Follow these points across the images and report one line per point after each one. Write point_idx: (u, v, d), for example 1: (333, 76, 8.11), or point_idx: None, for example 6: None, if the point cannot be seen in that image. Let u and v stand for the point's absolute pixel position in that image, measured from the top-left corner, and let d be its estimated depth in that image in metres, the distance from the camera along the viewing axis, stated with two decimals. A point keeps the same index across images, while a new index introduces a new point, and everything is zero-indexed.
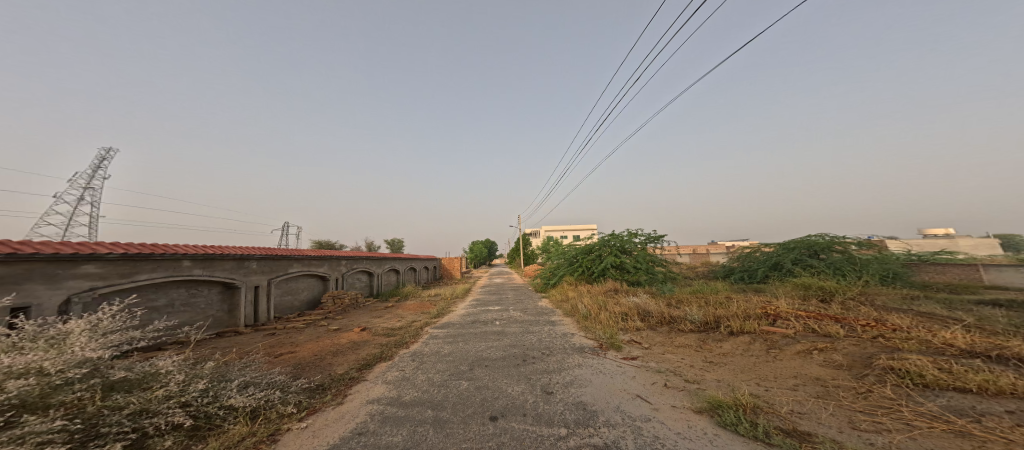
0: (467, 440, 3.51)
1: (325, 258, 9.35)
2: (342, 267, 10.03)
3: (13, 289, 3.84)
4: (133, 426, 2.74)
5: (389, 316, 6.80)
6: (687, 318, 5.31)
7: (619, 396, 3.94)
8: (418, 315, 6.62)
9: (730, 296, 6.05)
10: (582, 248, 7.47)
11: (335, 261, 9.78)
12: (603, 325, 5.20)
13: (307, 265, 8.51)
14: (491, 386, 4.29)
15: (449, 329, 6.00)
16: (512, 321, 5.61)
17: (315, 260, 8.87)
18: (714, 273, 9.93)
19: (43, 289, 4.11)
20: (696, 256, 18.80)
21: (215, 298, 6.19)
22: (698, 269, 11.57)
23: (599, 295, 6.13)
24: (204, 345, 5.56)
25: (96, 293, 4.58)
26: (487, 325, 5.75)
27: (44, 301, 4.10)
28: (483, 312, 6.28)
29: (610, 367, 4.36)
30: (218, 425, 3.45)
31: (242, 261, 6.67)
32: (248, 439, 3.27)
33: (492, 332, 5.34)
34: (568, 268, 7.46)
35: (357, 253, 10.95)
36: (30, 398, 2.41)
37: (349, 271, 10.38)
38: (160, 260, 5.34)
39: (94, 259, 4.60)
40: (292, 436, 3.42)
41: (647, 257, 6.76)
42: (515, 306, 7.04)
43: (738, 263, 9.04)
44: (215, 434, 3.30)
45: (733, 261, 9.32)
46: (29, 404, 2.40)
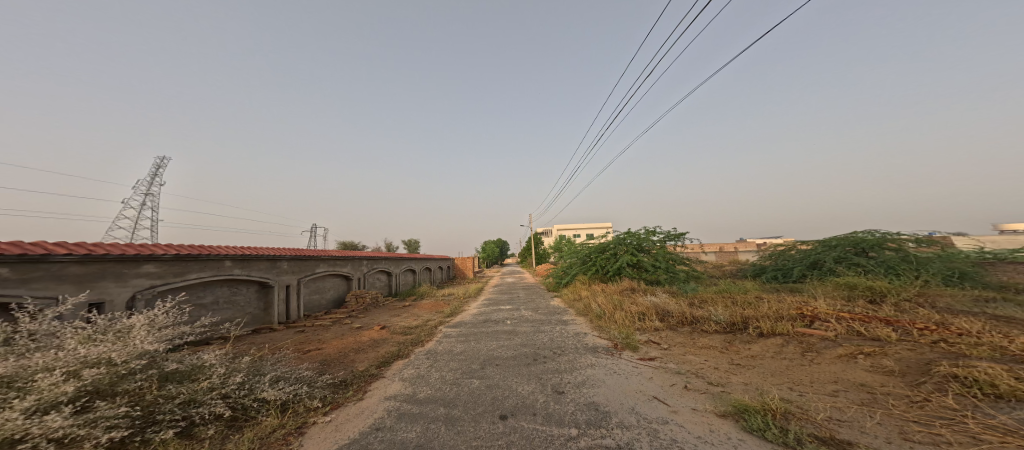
0: (477, 438, 3.50)
1: (348, 259, 9.84)
2: (363, 268, 10.52)
3: (89, 287, 4.43)
4: (183, 414, 3.03)
5: (406, 315, 6.98)
6: (711, 318, 4.96)
7: (633, 397, 3.76)
8: (433, 314, 6.72)
9: (761, 296, 5.59)
10: (597, 247, 7.26)
11: (357, 261, 10.26)
12: (618, 324, 4.99)
13: (332, 265, 9.00)
14: (501, 385, 4.26)
15: (461, 328, 6.00)
16: (523, 321, 5.49)
17: (339, 261, 9.37)
18: (743, 273, 9.28)
19: (113, 287, 4.70)
20: (725, 254, 17.61)
21: (253, 296, 6.73)
22: (726, 269, 10.85)
23: (615, 294, 5.89)
24: (243, 340, 6.04)
25: (154, 291, 5.15)
26: (498, 324, 5.66)
27: (115, 297, 4.69)
28: (494, 311, 6.25)
29: (624, 368, 4.18)
30: (253, 417, 3.69)
31: (275, 262, 7.19)
32: (278, 430, 3.47)
33: (504, 332, 5.27)
34: (582, 267, 7.27)
35: (378, 254, 11.43)
36: (102, 386, 2.75)
37: (370, 271, 10.85)
38: (206, 261, 5.91)
39: (153, 259, 5.19)
40: (317, 429, 3.59)
41: (667, 255, 6.42)
42: (527, 306, 6.95)
43: (772, 261, 8.37)
44: (250, 424, 3.54)
45: (766, 260, 8.65)
46: (101, 390, 2.74)
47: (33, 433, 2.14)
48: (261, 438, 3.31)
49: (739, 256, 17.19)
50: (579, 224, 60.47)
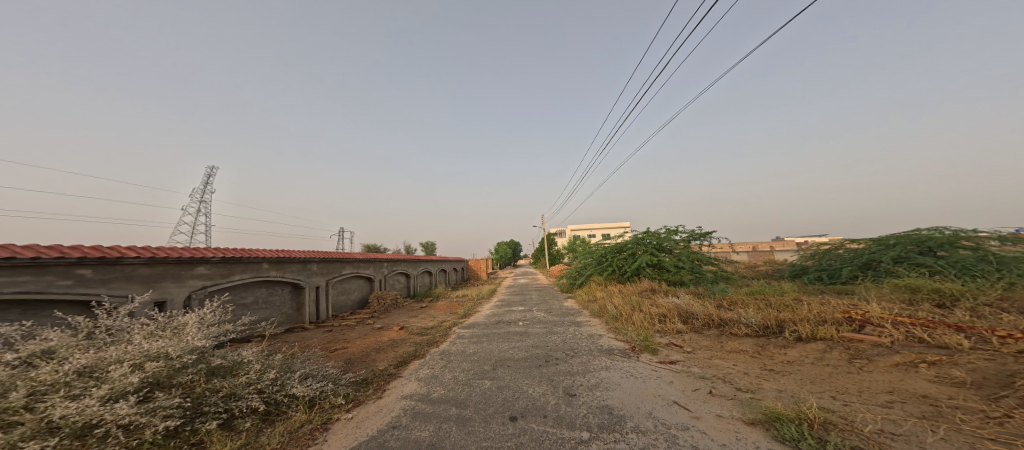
0: (487, 438, 3.46)
1: (371, 261, 10.29)
2: (385, 270, 10.96)
3: (154, 287, 5.02)
4: (225, 407, 3.29)
5: (423, 316, 7.13)
6: (739, 318, 4.54)
7: (650, 400, 3.51)
8: (447, 315, 6.83)
9: (799, 298, 5.05)
10: (614, 247, 6.99)
11: (380, 264, 10.71)
12: (636, 326, 4.72)
13: (357, 267, 9.46)
14: (512, 386, 4.18)
15: (475, 329, 6.01)
16: (536, 321, 5.39)
17: (363, 263, 9.83)
18: (781, 274, 8.51)
19: (173, 287, 5.28)
20: (761, 254, 16.10)
21: (287, 296, 7.24)
22: (761, 270, 10.02)
23: (633, 295, 5.61)
24: (278, 338, 6.48)
25: (204, 291, 5.71)
26: (511, 325, 5.61)
27: (174, 296, 5.27)
28: (508, 312, 6.19)
29: (640, 370, 3.93)
30: (284, 411, 3.78)
31: (306, 264, 7.69)
32: (305, 425, 3.58)
33: (516, 332, 5.18)
34: (597, 267, 7.04)
35: (397, 256, 11.87)
36: (160, 378, 3.08)
37: (391, 273, 11.27)
38: (248, 263, 6.47)
39: (204, 262, 5.77)
40: (340, 425, 3.72)
41: (691, 255, 6.01)
42: (539, 307, 6.83)
43: (815, 262, 7.59)
44: (281, 419, 3.65)
45: (808, 260, 7.87)
46: (160, 382, 3.07)
47: (103, 419, 2.41)
48: (290, 433, 3.41)
49: (776, 256, 15.72)
50: (600, 227, 58.49)
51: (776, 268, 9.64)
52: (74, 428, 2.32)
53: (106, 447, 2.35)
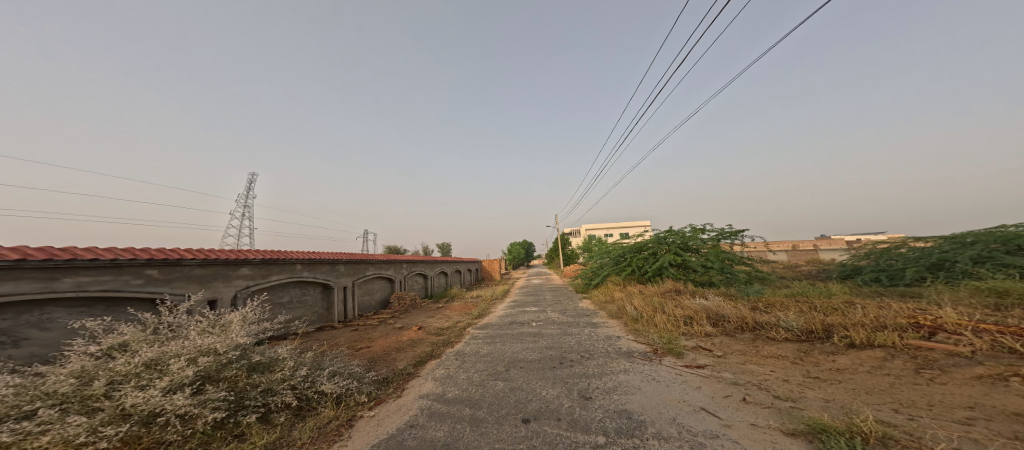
0: (499, 440, 3.35)
1: (392, 263, 10.67)
2: (404, 271, 11.31)
3: (207, 286, 5.47)
4: (263, 401, 3.45)
5: (439, 316, 7.23)
6: (777, 321, 4.09)
7: (673, 405, 3.11)
8: (462, 315, 6.87)
9: (852, 301, 4.46)
10: (633, 247, 6.67)
11: (400, 266, 11.07)
12: (658, 328, 4.41)
13: (379, 268, 9.85)
14: (525, 388, 4.02)
15: (489, 330, 5.95)
16: (550, 322, 5.25)
17: (384, 264, 10.21)
18: (827, 276, 7.65)
19: (222, 286, 5.73)
20: (803, 254, 14.55)
21: (318, 296, 7.67)
22: (803, 270, 9.09)
23: (655, 296, 5.27)
24: (310, 336, 6.86)
25: (247, 290, 6.15)
26: (525, 326, 5.50)
27: (223, 295, 5.71)
28: (521, 313, 6.06)
29: (662, 374, 3.58)
30: (314, 408, 3.77)
31: (334, 265, 8.12)
32: (333, 422, 3.57)
33: (529, 334, 5.05)
34: (615, 267, 6.75)
35: (416, 257, 12.23)
36: (210, 372, 3.30)
37: (410, 275, 11.60)
38: (284, 265, 6.91)
39: (247, 263, 6.23)
40: (364, 422, 3.78)
41: (720, 255, 5.57)
42: (553, 306, 6.66)
43: (870, 262, 6.73)
44: (311, 415, 3.64)
45: (862, 261, 6.99)
46: (210, 376, 3.30)
47: (164, 409, 2.62)
48: (318, 429, 3.40)
49: (822, 255, 14.12)
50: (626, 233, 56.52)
51: (821, 268, 8.66)
52: (141, 416, 2.55)
53: (166, 434, 2.56)
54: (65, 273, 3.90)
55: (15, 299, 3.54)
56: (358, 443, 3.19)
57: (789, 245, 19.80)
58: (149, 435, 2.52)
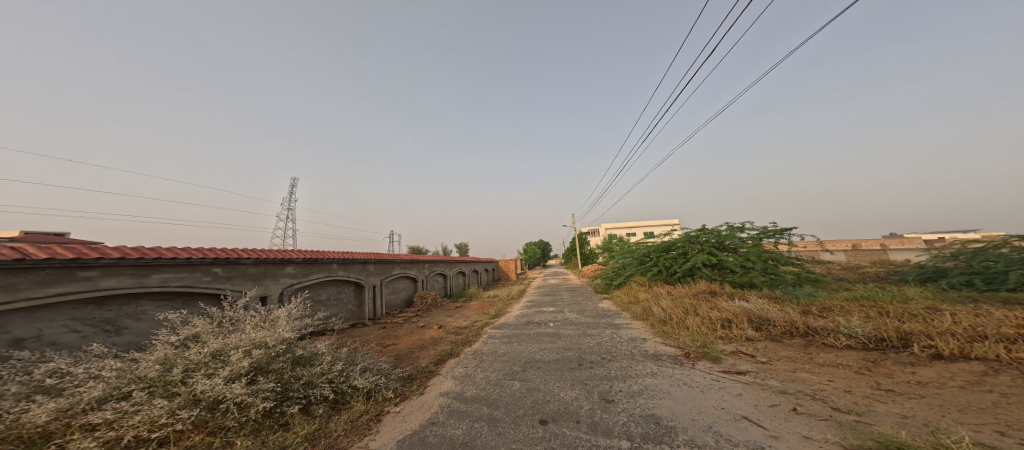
0: (516, 441, 3.05)
1: (416, 262, 11.01)
2: (426, 271, 11.61)
3: (259, 283, 5.87)
4: (304, 394, 3.46)
5: (459, 315, 7.26)
6: (835, 327, 3.54)
7: (709, 412, 2.74)
8: (479, 315, 6.82)
9: (936, 307, 3.71)
10: (660, 247, 6.28)
11: (422, 266, 11.38)
12: (690, 332, 4.01)
13: (405, 268, 10.22)
14: (543, 388, 3.73)
15: (507, 330, 5.81)
16: (569, 322, 5.05)
17: (409, 264, 10.55)
18: (902, 279, 6.52)
19: (271, 283, 6.11)
20: (867, 254, 12.67)
21: (350, 294, 8.09)
22: (867, 272, 7.88)
23: (686, 298, 4.83)
24: (344, 332, 7.24)
25: (291, 288, 6.56)
26: (542, 325, 5.34)
27: (270, 291, 6.08)
28: (537, 312, 5.96)
29: (695, 378, 3.21)
30: (347, 402, 3.70)
31: (364, 265, 8.55)
32: (363, 415, 3.44)
33: (547, 334, 4.89)
34: (639, 267, 6.38)
35: (437, 258, 12.55)
36: (261, 363, 3.41)
37: (431, 275, 11.85)
38: (322, 264, 7.36)
39: (291, 262, 6.64)
40: (392, 418, 3.51)
41: (763, 255, 5.01)
42: (570, 308, 6.53)
43: (959, 263, 5.62)
44: (345, 407, 3.56)
45: (947, 262, 5.87)
46: (261, 367, 3.41)
47: (225, 396, 2.76)
48: (350, 421, 3.31)
49: (892, 255, 12.17)
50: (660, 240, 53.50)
51: (892, 270, 7.41)
52: (207, 402, 2.70)
53: (226, 420, 2.68)
54: (153, 270, 4.02)
55: (117, 294, 3.70)
56: (385, 438, 3.02)
57: (846, 245, 17.44)
58: (213, 420, 2.67)
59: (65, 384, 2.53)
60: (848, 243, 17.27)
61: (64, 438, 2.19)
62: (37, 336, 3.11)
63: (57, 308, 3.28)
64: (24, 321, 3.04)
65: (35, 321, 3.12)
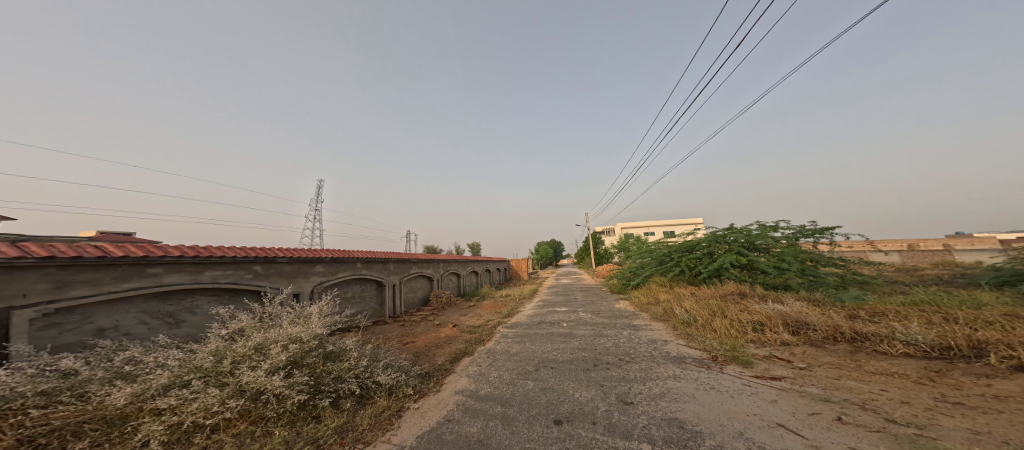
0: (531, 440, 2.79)
1: (432, 262, 11.18)
2: (441, 270, 11.75)
3: (294, 280, 6.18)
4: (332, 388, 3.22)
5: (472, 315, 7.24)
6: (890, 333, 3.13)
7: (738, 418, 2.50)
8: (493, 315, 6.75)
9: (1015, 314, 3.18)
10: (682, 247, 6.02)
11: (438, 265, 11.52)
12: (718, 334, 3.73)
13: (421, 267, 10.42)
14: (557, 388, 3.57)
15: (518, 330, 5.71)
16: (583, 323, 4.93)
17: (426, 263, 10.74)
18: (973, 282, 5.71)
19: (303, 281, 6.40)
20: (924, 257, 11.35)
21: (372, 292, 8.33)
22: (928, 275, 7.00)
23: (712, 299, 4.53)
24: (368, 329, 7.45)
25: (321, 286, 6.83)
26: (554, 325, 5.24)
27: (303, 289, 6.37)
28: (550, 313, 5.82)
29: (724, 383, 2.95)
30: (371, 397, 3.41)
31: (385, 264, 8.79)
32: (385, 411, 3.16)
33: (560, 334, 4.75)
34: (659, 268, 6.15)
35: (452, 258, 12.71)
36: (296, 358, 3.28)
37: (446, 274, 11.94)
38: (347, 264, 7.63)
39: (320, 261, 6.91)
40: (410, 414, 3.21)
41: (800, 255, 4.63)
42: (585, 308, 6.38)
43: None
44: (367, 403, 3.28)
45: None
46: (296, 362, 3.28)
47: (266, 388, 2.78)
48: (373, 417, 3.03)
49: (957, 257, 10.78)
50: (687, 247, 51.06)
51: (959, 272, 6.53)
52: (251, 393, 2.73)
53: (266, 410, 2.71)
54: (206, 266, 3.93)
55: (178, 288, 3.69)
56: (405, 434, 2.78)
57: (902, 245, 15.55)
58: (255, 410, 2.70)
59: (139, 370, 2.70)
60: (904, 243, 15.41)
61: (135, 422, 2.31)
62: (115, 327, 3.20)
63: (131, 301, 3.36)
64: (107, 312, 3.16)
65: (114, 313, 3.22)
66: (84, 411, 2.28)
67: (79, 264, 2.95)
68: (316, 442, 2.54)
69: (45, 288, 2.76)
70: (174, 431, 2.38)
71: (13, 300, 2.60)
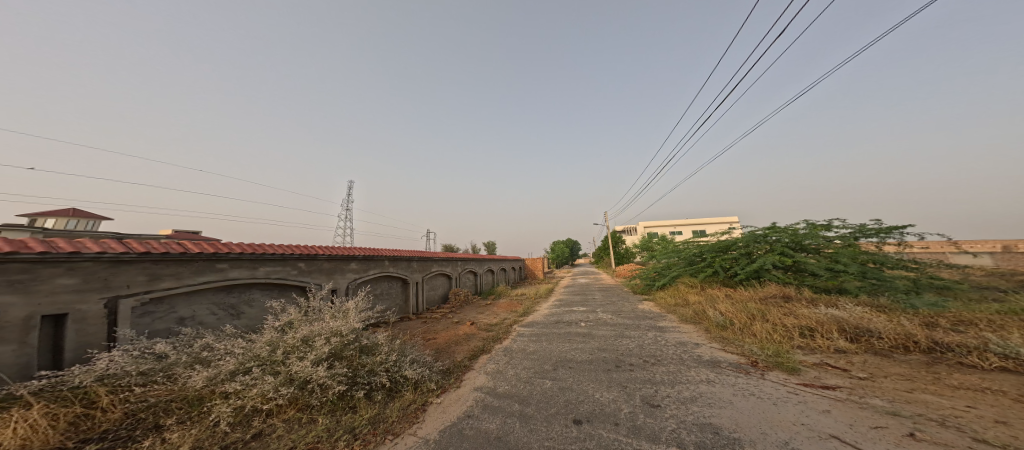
0: (549, 439, 2.62)
1: (452, 260, 11.43)
2: (459, 269, 11.94)
3: (332, 276, 6.56)
4: (367, 380, 3.28)
5: (489, 313, 7.25)
6: (980, 344, 2.62)
7: (782, 427, 2.22)
8: (509, 314, 6.70)
9: None
10: (716, 247, 5.64)
11: (457, 264, 11.74)
12: (759, 339, 3.38)
13: (442, 266, 10.68)
14: (576, 387, 3.41)
15: (534, 329, 5.59)
16: (602, 324, 4.76)
17: (446, 262, 10.99)
18: None
19: (339, 277, 6.76)
20: (1010, 258, 9.79)
21: (398, 289, 8.64)
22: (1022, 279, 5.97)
23: (751, 302, 4.13)
24: (397, 325, 7.72)
25: (355, 282, 7.20)
26: (571, 325, 5.10)
27: (338, 284, 6.73)
28: (566, 312, 5.64)
29: (765, 390, 2.64)
30: (398, 390, 3.43)
31: (409, 262, 9.09)
32: (410, 404, 3.17)
33: (578, 334, 4.59)
34: (689, 268, 5.82)
35: (470, 257, 12.91)
36: (336, 350, 3.38)
37: (463, 272, 12.10)
38: (377, 261, 7.97)
39: (354, 259, 7.27)
40: (435, 410, 3.17)
41: (859, 257, 4.14)
42: (604, 308, 6.17)
43: None
44: (394, 396, 3.30)
45: None
46: (337, 353, 3.38)
47: (312, 377, 2.90)
48: (400, 411, 3.03)
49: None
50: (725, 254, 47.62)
51: None
52: (299, 382, 2.85)
53: (311, 398, 2.82)
54: (262, 262, 4.18)
55: (241, 282, 3.94)
56: (428, 429, 2.76)
57: (995, 245, 13.20)
58: (302, 397, 2.81)
59: (212, 356, 2.95)
60: (997, 242, 13.05)
61: (208, 404, 2.53)
62: (192, 316, 3.49)
63: (203, 293, 3.62)
64: (185, 303, 3.44)
65: (192, 303, 3.49)
66: (171, 391, 2.56)
67: (167, 260, 3.24)
68: (352, 431, 2.59)
69: (142, 280, 3.06)
70: (238, 413, 2.56)
71: (119, 290, 2.92)
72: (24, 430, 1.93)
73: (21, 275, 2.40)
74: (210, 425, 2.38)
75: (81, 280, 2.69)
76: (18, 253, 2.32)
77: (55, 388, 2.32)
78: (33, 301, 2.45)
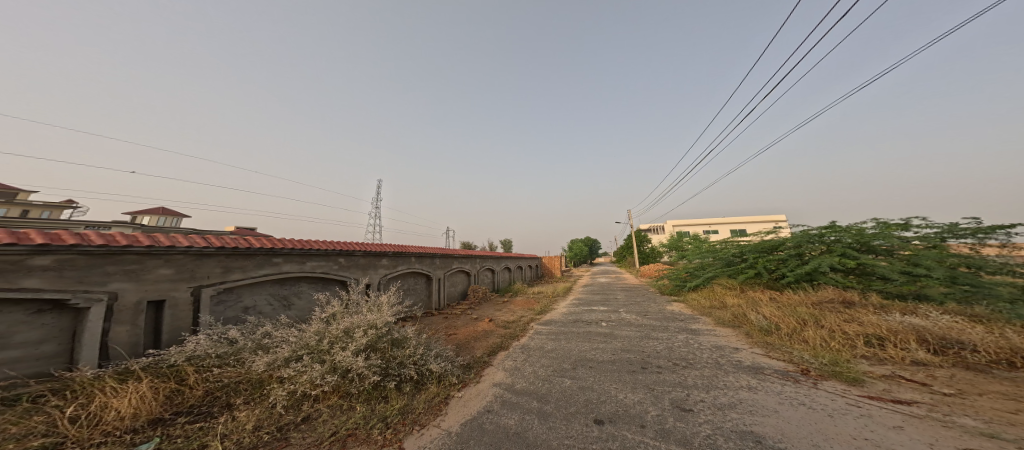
0: (568, 437, 2.47)
1: (471, 258, 11.59)
2: (478, 266, 12.05)
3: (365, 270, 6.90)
4: (399, 373, 3.33)
5: (507, 310, 7.20)
6: None
7: (841, 440, 1.88)
8: (526, 311, 6.60)
9: None
10: (758, 247, 5.10)
11: (476, 261, 11.86)
12: (810, 345, 2.94)
13: (462, 263, 10.85)
14: (598, 387, 3.21)
15: (553, 327, 5.41)
16: (624, 324, 4.51)
17: (466, 259, 11.16)
18: None
19: (371, 271, 7.09)
20: None
21: (422, 285, 8.88)
22: None
23: (800, 307, 3.64)
24: (422, 320, 7.93)
25: (386, 277, 7.50)
26: (591, 325, 4.89)
27: (370, 278, 7.05)
28: (587, 312, 5.39)
29: (819, 400, 2.28)
30: (424, 383, 3.45)
31: (433, 259, 9.32)
32: (435, 397, 3.19)
33: (600, 334, 4.39)
34: (728, 268, 5.33)
35: (488, 254, 13.01)
36: (373, 342, 3.46)
37: (482, 270, 12.20)
38: (405, 258, 8.25)
39: (385, 255, 7.59)
40: (458, 404, 3.15)
41: (947, 259, 3.48)
42: (627, 308, 5.86)
43: None
44: (421, 389, 3.32)
45: None
46: (373, 345, 3.46)
47: (352, 367, 3.00)
48: (426, 404, 3.05)
49: None
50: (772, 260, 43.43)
51: None
52: (341, 370, 2.96)
53: (351, 387, 2.92)
54: (309, 257, 4.48)
55: (292, 275, 4.24)
56: (450, 422, 2.75)
57: None
58: (344, 385, 2.92)
59: (271, 343, 3.17)
60: None
61: (268, 387, 2.72)
62: (254, 306, 3.79)
63: (263, 284, 3.93)
64: (249, 293, 3.74)
65: (254, 293, 3.80)
66: (240, 373, 2.79)
67: (237, 254, 3.55)
68: (384, 421, 2.64)
69: (219, 271, 3.36)
70: (292, 397, 2.71)
71: (203, 280, 3.23)
72: (135, 400, 2.18)
73: (134, 266, 2.73)
74: (270, 407, 2.56)
75: (175, 271, 3.01)
76: (132, 247, 2.66)
77: (158, 365, 2.65)
78: (141, 288, 2.79)
